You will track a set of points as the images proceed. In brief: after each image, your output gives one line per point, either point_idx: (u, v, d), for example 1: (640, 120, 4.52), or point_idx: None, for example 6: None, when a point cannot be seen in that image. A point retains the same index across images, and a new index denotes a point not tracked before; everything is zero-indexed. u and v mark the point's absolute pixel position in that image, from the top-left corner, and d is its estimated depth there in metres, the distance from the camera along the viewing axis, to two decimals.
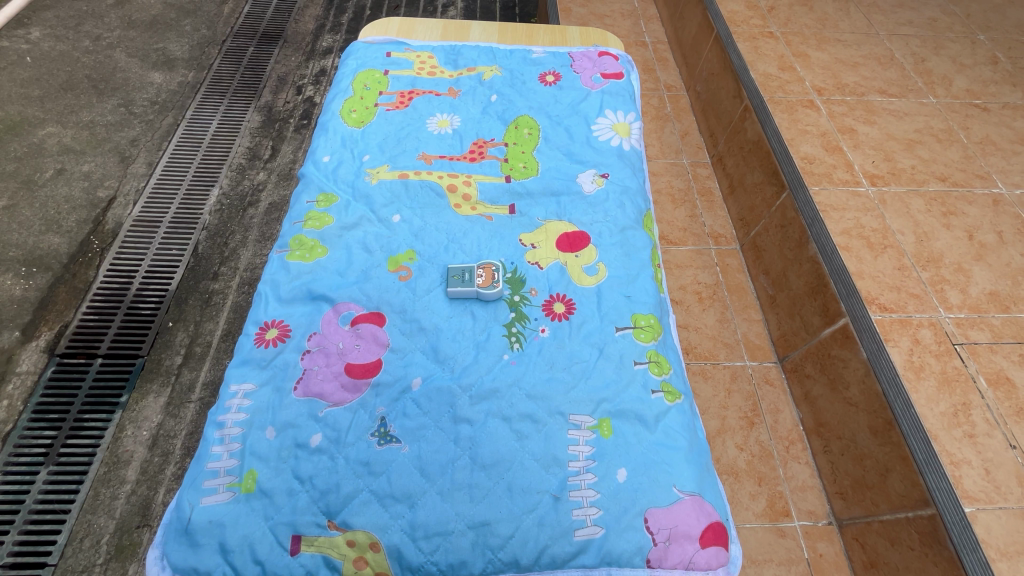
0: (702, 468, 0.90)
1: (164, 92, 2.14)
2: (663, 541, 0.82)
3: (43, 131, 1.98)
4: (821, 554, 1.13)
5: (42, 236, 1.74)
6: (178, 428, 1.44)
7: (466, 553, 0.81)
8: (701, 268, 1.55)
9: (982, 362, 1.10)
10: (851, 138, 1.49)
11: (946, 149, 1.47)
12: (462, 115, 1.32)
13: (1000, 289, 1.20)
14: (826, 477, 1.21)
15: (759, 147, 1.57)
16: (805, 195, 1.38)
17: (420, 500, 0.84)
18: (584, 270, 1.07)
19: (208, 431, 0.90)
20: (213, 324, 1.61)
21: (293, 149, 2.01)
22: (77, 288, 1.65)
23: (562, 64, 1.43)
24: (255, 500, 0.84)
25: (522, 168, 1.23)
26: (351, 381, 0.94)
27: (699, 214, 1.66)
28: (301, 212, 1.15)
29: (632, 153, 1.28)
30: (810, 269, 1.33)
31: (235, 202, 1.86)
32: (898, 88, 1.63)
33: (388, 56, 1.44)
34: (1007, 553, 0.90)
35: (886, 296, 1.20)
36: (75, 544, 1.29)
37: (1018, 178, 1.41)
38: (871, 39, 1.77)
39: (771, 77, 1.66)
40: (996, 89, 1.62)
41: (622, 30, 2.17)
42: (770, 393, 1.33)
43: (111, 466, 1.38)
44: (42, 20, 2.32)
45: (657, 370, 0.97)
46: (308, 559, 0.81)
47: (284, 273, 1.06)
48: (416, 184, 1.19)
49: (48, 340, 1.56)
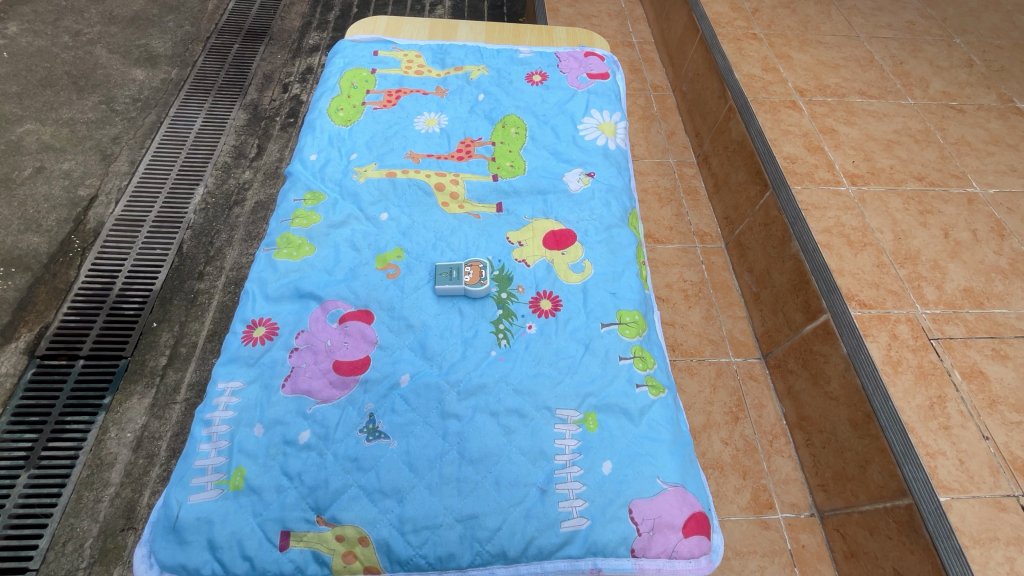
0: (684, 460, 0.92)
1: (146, 90, 2.11)
2: (646, 531, 0.84)
3: (21, 128, 1.95)
4: (803, 546, 1.16)
5: (21, 236, 1.71)
6: (162, 430, 1.43)
7: (454, 545, 0.82)
8: (687, 266, 1.57)
9: (957, 356, 1.14)
10: (832, 139, 1.53)
11: (923, 150, 1.50)
12: (449, 115, 1.33)
13: (975, 286, 1.24)
14: (809, 470, 1.24)
15: (743, 147, 1.60)
16: (787, 194, 1.41)
17: (409, 495, 0.85)
18: (570, 268, 1.09)
19: (195, 428, 0.90)
20: (198, 324, 1.60)
21: (279, 147, 2.00)
22: (58, 289, 1.63)
23: (549, 64, 1.44)
24: (243, 497, 0.84)
25: (509, 167, 1.24)
26: (340, 377, 0.94)
27: (685, 213, 1.69)
28: (289, 210, 1.15)
29: (618, 152, 1.29)
30: (792, 267, 1.36)
31: (220, 201, 1.85)
32: (877, 89, 1.66)
33: (375, 55, 1.44)
34: (979, 540, 0.93)
35: (866, 293, 1.23)
36: (57, 549, 1.27)
37: (992, 178, 1.45)
38: (852, 41, 1.81)
39: (754, 78, 1.69)
40: (972, 91, 1.66)
41: (610, 30, 2.19)
42: (753, 389, 1.36)
43: (95, 469, 1.36)
44: (19, 15, 2.28)
45: (642, 365, 0.98)
46: (297, 554, 0.81)
47: (271, 272, 1.06)
48: (404, 183, 1.19)
49: (27, 341, 1.54)
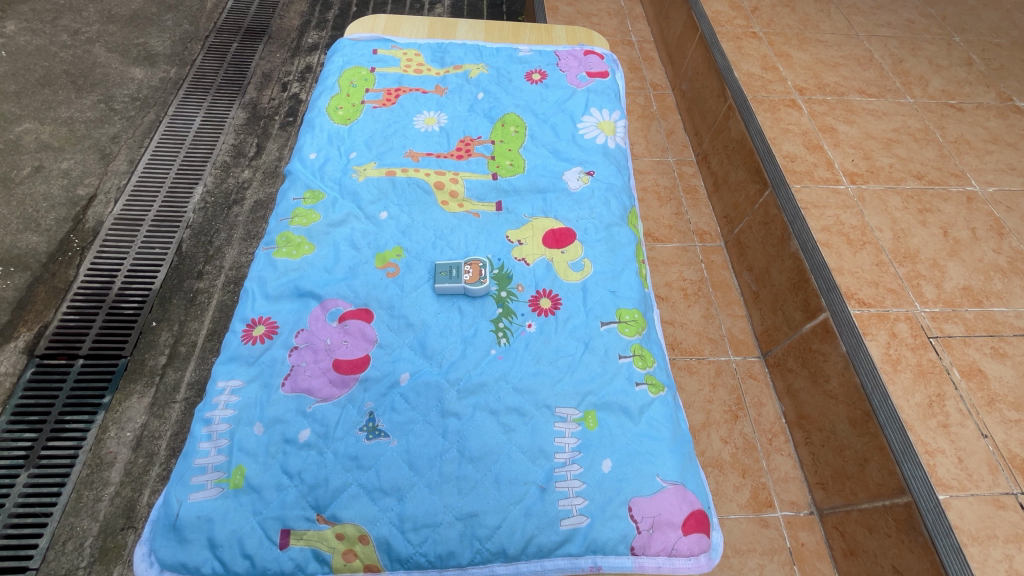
0: (684, 458, 0.92)
1: (145, 89, 2.11)
2: (646, 529, 0.84)
3: (20, 127, 1.95)
4: (802, 543, 1.16)
5: (20, 235, 1.71)
6: (162, 429, 1.43)
7: (454, 543, 0.82)
8: (686, 264, 1.57)
9: (956, 354, 1.14)
10: (832, 137, 1.53)
11: (922, 148, 1.50)
12: (449, 113, 1.32)
13: (974, 284, 1.24)
14: (808, 469, 1.24)
15: (743, 145, 1.59)
16: (787, 193, 1.41)
17: (409, 493, 0.85)
18: (570, 266, 1.09)
19: (195, 427, 0.90)
20: (197, 323, 1.60)
21: (278, 146, 2.00)
22: (57, 288, 1.63)
23: (549, 63, 1.44)
24: (243, 496, 0.84)
25: (509, 165, 1.24)
26: (339, 376, 0.94)
27: (684, 212, 1.69)
28: (288, 209, 1.15)
29: (617, 150, 1.29)
30: (791, 265, 1.36)
31: (220, 200, 1.85)
32: (877, 88, 1.66)
33: (374, 54, 1.44)
34: (979, 538, 0.94)
35: (865, 291, 1.23)
36: (57, 548, 1.27)
37: (991, 177, 1.45)
38: (851, 40, 1.81)
39: (754, 76, 1.69)
40: (971, 89, 1.66)
41: (609, 29, 2.19)
42: (753, 387, 1.36)
43: (94, 468, 1.37)
44: (17, 14, 2.28)
45: (641, 363, 0.98)
46: (297, 553, 0.81)
47: (271, 271, 1.06)
48: (404, 181, 1.19)
49: (26, 340, 1.54)
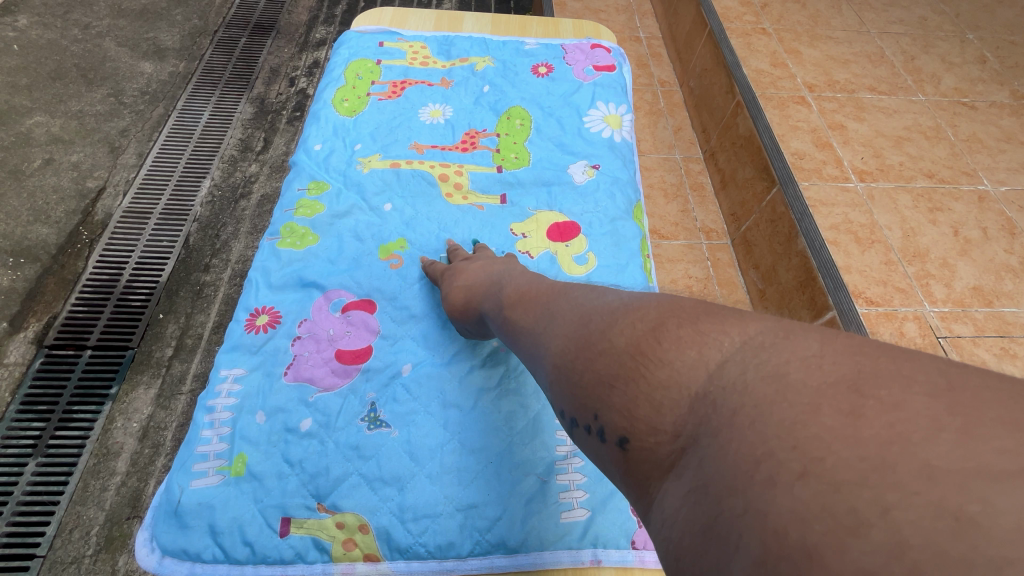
0: None
1: (154, 83, 2.12)
2: None
3: (31, 120, 1.96)
4: None
5: (30, 227, 1.72)
6: (169, 420, 1.45)
7: (453, 534, 0.82)
8: (692, 262, 1.56)
9: (965, 355, 1.14)
10: (841, 135, 1.51)
11: (933, 147, 1.49)
12: (454, 106, 1.32)
13: (984, 284, 1.23)
14: None
15: (751, 142, 1.58)
16: (795, 190, 1.40)
17: (409, 483, 0.85)
18: (573, 260, 1.08)
19: (198, 415, 0.90)
20: (204, 316, 1.61)
21: (285, 141, 2.02)
22: (66, 280, 1.64)
23: (555, 56, 1.43)
24: (245, 483, 0.84)
25: (514, 158, 1.23)
26: (342, 366, 0.95)
27: (691, 209, 1.68)
28: (292, 199, 1.14)
29: (623, 144, 1.28)
30: (799, 263, 1.34)
31: (226, 193, 1.86)
32: (888, 85, 1.64)
33: (380, 46, 1.43)
34: None
35: (873, 290, 1.22)
36: (63, 536, 1.28)
37: (1004, 176, 1.43)
38: (863, 36, 1.78)
39: (763, 73, 1.67)
40: (984, 87, 1.64)
41: (617, 25, 2.18)
42: None
43: (101, 458, 1.38)
44: (30, 8, 2.29)
45: None
46: (297, 540, 0.81)
47: (275, 261, 1.06)
48: (408, 173, 1.19)
49: (35, 331, 1.55)
